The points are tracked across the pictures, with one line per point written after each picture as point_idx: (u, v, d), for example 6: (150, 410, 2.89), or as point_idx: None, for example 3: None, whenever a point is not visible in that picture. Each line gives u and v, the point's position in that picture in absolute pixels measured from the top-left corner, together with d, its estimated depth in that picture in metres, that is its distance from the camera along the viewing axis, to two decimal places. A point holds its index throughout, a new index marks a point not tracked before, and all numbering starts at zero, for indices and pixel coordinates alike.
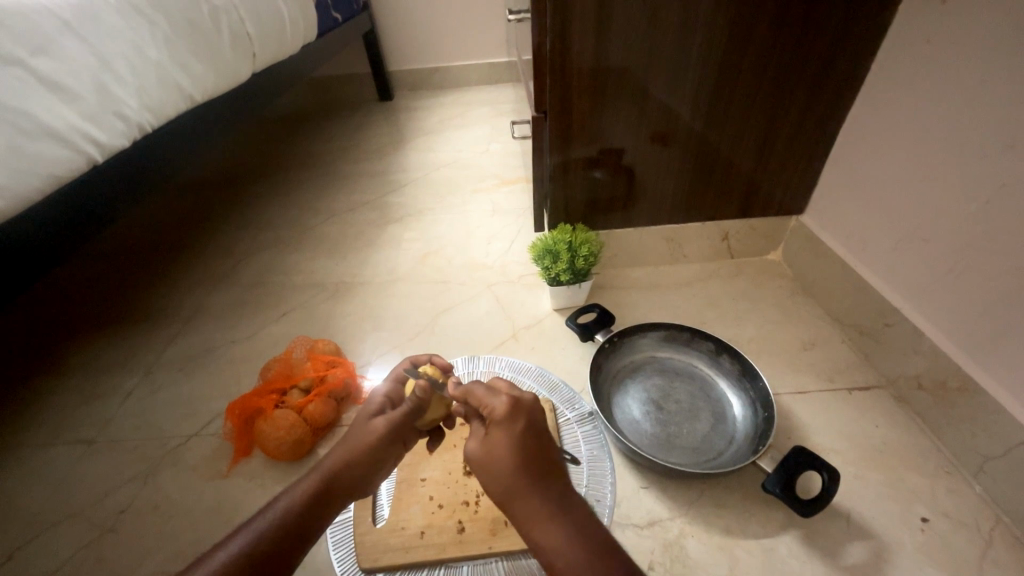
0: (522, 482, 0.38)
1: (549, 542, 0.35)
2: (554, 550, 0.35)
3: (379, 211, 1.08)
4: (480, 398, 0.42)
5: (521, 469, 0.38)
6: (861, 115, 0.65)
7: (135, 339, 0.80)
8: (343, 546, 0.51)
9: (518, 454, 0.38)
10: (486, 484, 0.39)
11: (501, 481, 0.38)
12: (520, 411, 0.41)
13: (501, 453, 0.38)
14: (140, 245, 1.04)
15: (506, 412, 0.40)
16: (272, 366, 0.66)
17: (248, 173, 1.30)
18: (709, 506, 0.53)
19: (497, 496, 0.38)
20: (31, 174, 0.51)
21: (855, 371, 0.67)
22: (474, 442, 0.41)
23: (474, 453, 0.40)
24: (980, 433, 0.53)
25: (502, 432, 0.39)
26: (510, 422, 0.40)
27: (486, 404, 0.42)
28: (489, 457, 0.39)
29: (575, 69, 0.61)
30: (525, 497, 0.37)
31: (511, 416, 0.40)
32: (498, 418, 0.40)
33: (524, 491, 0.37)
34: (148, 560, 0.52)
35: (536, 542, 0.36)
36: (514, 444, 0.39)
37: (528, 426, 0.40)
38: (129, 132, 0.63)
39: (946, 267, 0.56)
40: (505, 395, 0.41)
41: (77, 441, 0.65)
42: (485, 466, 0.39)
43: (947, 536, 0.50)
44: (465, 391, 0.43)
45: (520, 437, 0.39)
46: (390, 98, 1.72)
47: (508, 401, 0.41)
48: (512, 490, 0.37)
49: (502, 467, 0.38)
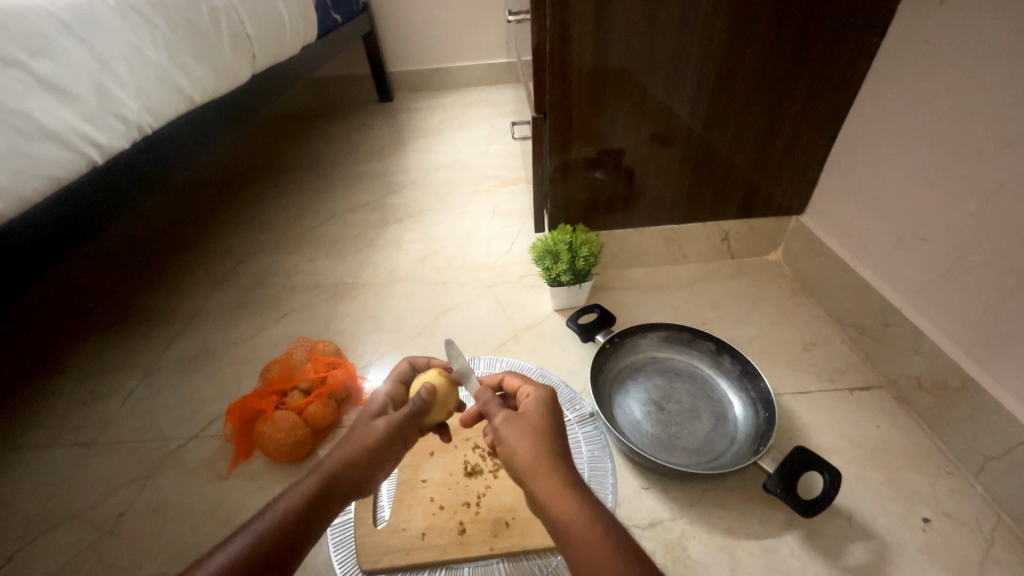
0: (555, 455, 0.37)
1: (575, 515, 0.34)
2: (580, 524, 0.33)
3: (379, 212, 1.08)
4: (518, 381, 0.45)
5: (555, 443, 0.38)
6: (860, 116, 0.65)
7: (135, 341, 0.80)
8: (343, 548, 0.51)
9: (553, 430, 0.39)
10: (511, 451, 0.38)
11: (533, 448, 0.37)
12: (558, 399, 0.43)
13: (537, 426, 0.39)
14: (140, 246, 1.04)
15: (548, 392, 0.42)
16: (273, 367, 0.66)
17: (248, 174, 1.30)
18: (710, 506, 0.53)
19: (523, 464, 0.37)
20: (31, 176, 0.50)
21: (856, 371, 0.67)
22: (504, 412, 0.40)
23: (505, 422, 0.39)
24: (980, 433, 0.53)
25: (541, 407, 0.41)
26: (550, 402, 0.42)
27: (526, 387, 0.44)
28: (525, 425, 0.39)
29: (574, 71, 0.62)
30: (556, 468, 0.36)
31: (553, 396, 0.42)
32: (538, 395, 0.42)
33: (555, 463, 0.36)
34: (148, 562, 0.52)
35: (561, 514, 0.34)
36: (552, 420, 0.40)
37: (564, 413, 0.42)
38: (129, 133, 0.63)
39: (946, 267, 0.56)
40: (544, 383, 0.44)
41: (76, 443, 0.65)
42: (518, 431, 0.38)
43: (948, 536, 0.50)
44: (504, 376, 0.47)
45: (556, 417, 0.41)
46: (389, 99, 1.72)
47: (549, 386, 0.43)
48: (543, 460, 0.36)
49: (538, 436, 0.38)
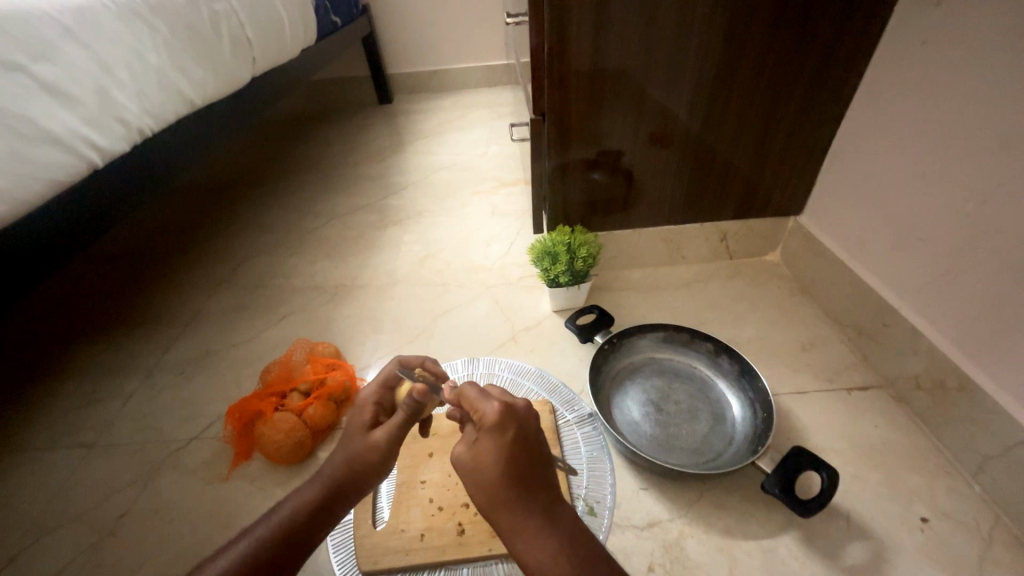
0: (510, 493, 0.37)
1: (535, 554, 0.36)
2: (540, 561, 0.35)
3: (378, 214, 1.08)
4: (472, 402, 0.40)
5: (509, 481, 0.37)
6: (858, 116, 0.65)
7: (135, 343, 0.80)
8: (342, 550, 0.51)
9: (506, 465, 0.37)
10: (470, 490, 0.38)
11: (488, 492, 0.37)
12: (512, 421, 0.38)
13: (489, 463, 0.37)
14: (140, 249, 1.04)
15: (498, 420, 0.38)
16: (272, 369, 0.66)
17: (248, 176, 1.30)
18: (709, 507, 0.53)
19: (480, 502, 0.38)
20: (33, 180, 0.51)
21: (854, 371, 0.67)
22: (462, 447, 0.39)
23: (460, 461, 0.38)
24: (978, 433, 0.53)
25: (492, 441, 0.37)
26: (502, 432, 0.38)
27: (478, 409, 0.39)
28: (476, 466, 0.37)
29: (572, 72, 0.62)
30: (511, 510, 0.37)
31: (502, 425, 0.38)
32: (489, 425, 0.38)
33: (510, 504, 0.37)
34: (148, 563, 0.52)
35: (521, 553, 0.36)
36: (504, 452, 0.37)
37: (518, 435, 0.38)
38: (129, 137, 0.63)
39: (944, 267, 0.57)
40: (496, 401, 0.39)
41: (76, 445, 0.65)
42: (469, 469, 0.38)
43: (947, 536, 0.50)
44: (458, 393, 0.41)
45: (510, 447, 0.37)
46: (389, 101, 1.72)
47: (500, 408, 0.38)
48: (497, 502, 0.37)
49: (491, 477, 0.37)
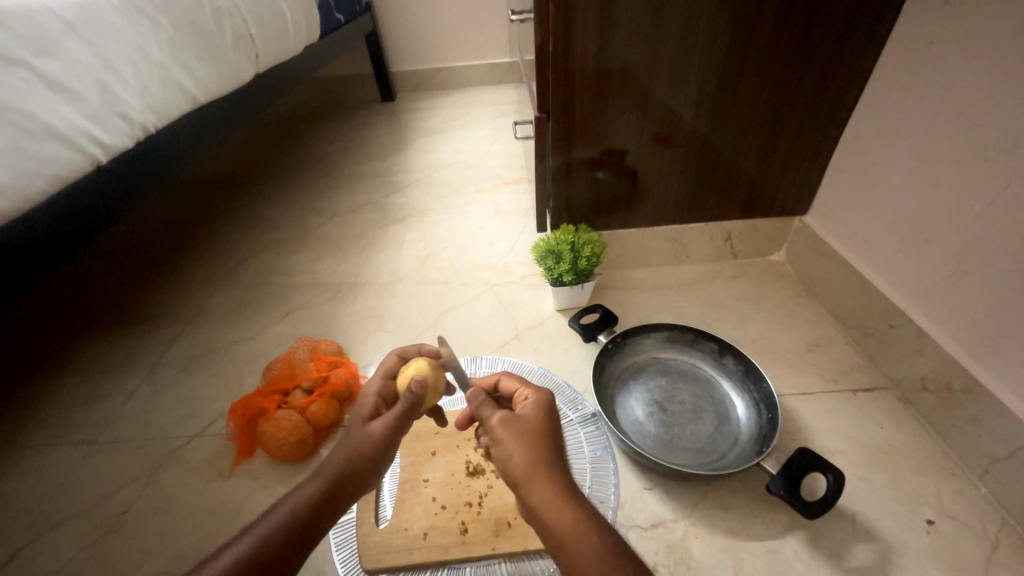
0: (553, 458, 0.36)
1: (570, 523, 0.33)
2: (581, 532, 0.33)
3: (381, 212, 1.08)
4: (514, 383, 0.45)
5: (553, 447, 0.37)
6: (865, 116, 0.65)
7: (137, 340, 0.80)
8: (344, 548, 0.51)
9: (549, 433, 0.38)
10: (507, 451, 0.37)
11: (528, 451, 0.36)
12: (554, 402, 0.42)
13: (534, 427, 0.38)
14: (142, 246, 1.03)
15: (544, 394, 0.42)
16: (275, 366, 0.66)
17: (250, 174, 1.30)
18: (713, 507, 0.53)
19: (519, 465, 0.36)
20: (36, 176, 0.51)
21: (859, 372, 0.66)
22: (501, 412, 0.39)
23: (502, 424, 0.38)
24: (985, 435, 0.53)
25: (538, 407, 0.40)
26: (547, 403, 0.41)
27: (522, 388, 0.43)
28: (520, 426, 0.38)
29: (577, 71, 0.62)
30: (552, 475, 0.35)
31: (549, 397, 0.42)
32: (538, 399, 0.41)
33: (551, 468, 0.36)
34: (150, 561, 0.52)
35: (560, 524, 0.33)
36: (547, 420, 0.39)
37: (559, 412, 0.41)
38: (132, 133, 0.63)
39: (951, 268, 0.56)
40: (543, 386, 0.43)
41: (78, 442, 0.65)
42: (513, 430, 0.38)
43: (953, 538, 0.50)
44: (498, 377, 0.46)
45: (553, 417, 0.40)
46: (392, 99, 1.72)
47: (547, 390, 0.43)
48: (540, 464, 0.36)
49: (537, 438, 0.37)
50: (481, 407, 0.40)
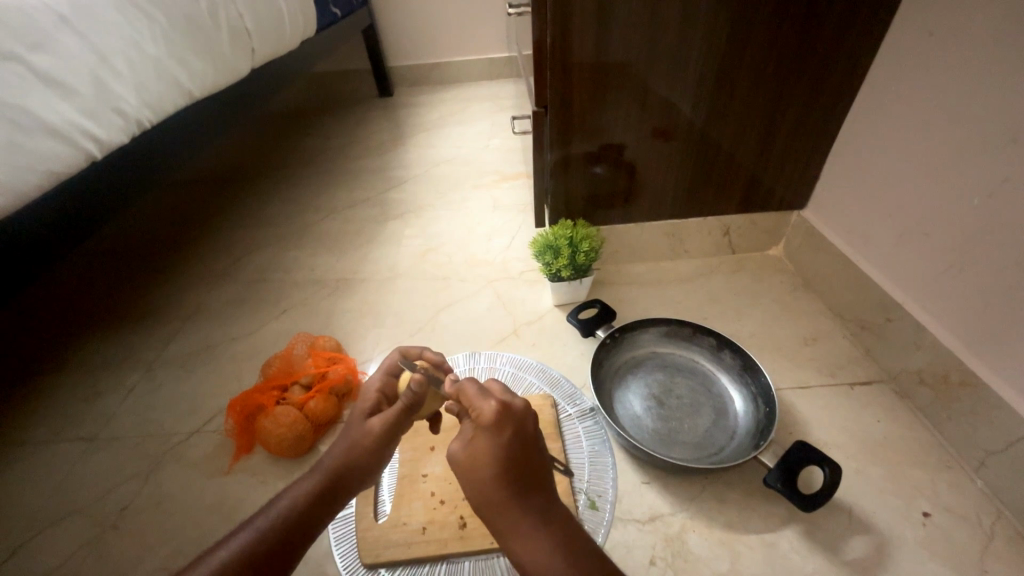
0: (506, 492, 0.37)
1: (529, 558, 0.35)
2: (534, 564, 0.35)
3: (379, 208, 1.08)
4: (470, 399, 0.40)
5: (505, 480, 0.37)
6: (864, 108, 0.64)
7: (135, 337, 0.80)
8: (344, 543, 0.51)
9: (500, 465, 0.37)
10: (464, 489, 0.38)
11: (481, 491, 0.37)
12: (509, 420, 0.39)
13: (483, 462, 0.37)
14: (139, 243, 1.03)
15: (493, 419, 0.38)
16: (273, 363, 0.66)
17: (247, 170, 1.29)
18: (710, 501, 0.53)
19: (475, 501, 0.37)
20: (31, 172, 0.50)
21: (856, 366, 0.67)
22: (455, 446, 0.39)
23: (454, 460, 0.38)
24: (981, 428, 0.53)
25: (486, 438, 0.38)
26: (499, 429, 0.38)
27: (474, 407, 0.40)
28: (469, 466, 0.37)
29: (575, 64, 0.61)
30: (506, 510, 0.36)
31: (500, 424, 0.38)
32: (484, 424, 0.38)
33: (504, 503, 0.36)
34: (150, 556, 0.53)
35: (517, 556, 0.35)
36: (498, 451, 0.37)
37: (516, 433, 0.39)
38: (127, 128, 0.62)
39: (949, 261, 0.56)
40: (494, 400, 0.39)
41: (77, 439, 0.65)
42: (464, 468, 0.38)
43: (948, 531, 0.50)
44: (457, 390, 0.42)
45: (505, 446, 0.37)
46: (389, 94, 1.71)
47: (497, 407, 0.39)
48: (492, 502, 0.37)
49: (486, 475, 0.37)
50: (460, 415, 0.41)
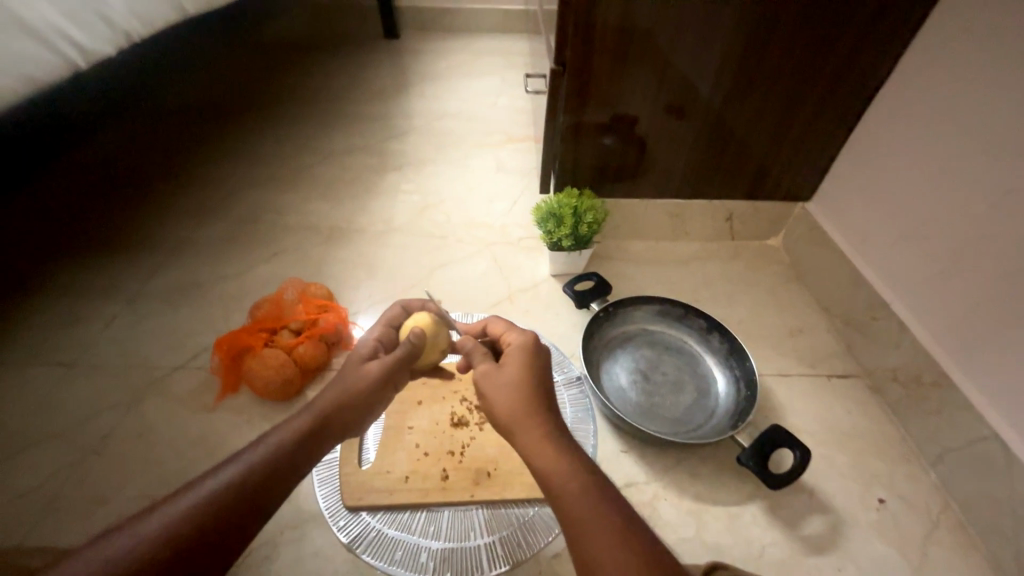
0: (532, 402, 0.40)
1: (550, 468, 0.36)
2: (552, 468, 0.36)
3: (377, 157, 1.04)
4: (501, 330, 0.49)
5: (532, 392, 0.40)
6: (886, 104, 0.63)
7: (116, 266, 0.77)
8: (327, 485, 0.52)
9: (529, 379, 0.41)
10: (494, 403, 0.41)
11: (512, 401, 0.40)
12: (539, 346, 0.45)
13: (515, 373, 0.42)
14: (120, 167, 0.98)
15: (527, 341, 0.45)
16: (261, 306, 0.64)
17: (239, 102, 1.22)
18: (683, 473, 0.56)
19: (502, 410, 0.40)
20: (6, 75, 0.46)
21: (836, 360, 0.69)
22: (485, 365, 0.44)
23: (486, 374, 0.43)
24: (945, 427, 0.56)
25: (520, 355, 0.43)
26: (530, 349, 0.44)
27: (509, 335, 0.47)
28: (501, 378, 0.42)
29: (599, 24, 0.58)
30: (530, 419, 0.39)
31: (533, 345, 0.45)
32: (520, 344, 0.45)
33: (530, 411, 0.39)
34: (133, 483, 0.53)
35: (536, 463, 0.37)
36: (529, 366, 0.43)
37: (545, 357, 0.45)
38: (116, 40, 0.58)
39: (942, 268, 0.57)
40: (527, 331, 0.47)
41: (55, 364, 0.64)
42: (495, 380, 0.42)
43: (899, 517, 0.54)
44: (487, 324, 0.50)
45: (535, 364, 0.43)
46: (395, 37, 1.61)
47: (531, 335, 0.46)
48: (519, 409, 0.39)
49: (517, 384, 0.41)
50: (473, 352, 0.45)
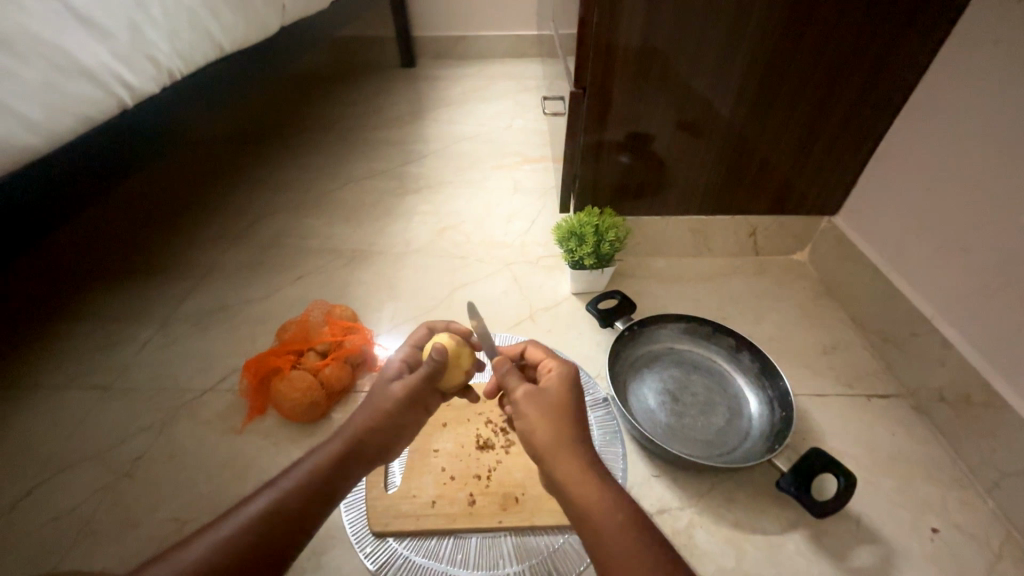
0: (576, 433, 0.39)
1: (598, 500, 0.36)
2: (597, 506, 0.35)
3: (397, 181, 1.06)
4: (542, 354, 0.47)
5: (576, 422, 0.40)
6: (913, 116, 0.62)
7: (149, 292, 0.80)
8: (354, 509, 0.52)
9: (573, 406, 0.41)
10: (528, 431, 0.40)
11: (555, 428, 0.39)
12: (580, 377, 0.45)
13: (560, 401, 0.41)
14: (153, 196, 1.02)
15: (569, 370, 0.44)
16: (289, 328, 0.65)
17: (265, 131, 1.27)
18: (720, 498, 0.53)
19: (543, 437, 0.39)
20: (64, 114, 0.49)
21: (875, 379, 0.66)
22: (525, 388, 0.42)
23: (525, 397, 0.41)
24: (1000, 449, 0.53)
25: (563, 384, 0.43)
26: (574, 381, 0.43)
27: (549, 359, 0.46)
28: (544, 402, 0.41)
29: (619, 47, 0.59)
30: (576, 451, 0.38)
31: (575, 375, 0.44)
32: (562, 369, 0.44)
33: (575, 444, 0.38)
34: (164, 507, 0.53)
35: (583, 497, 0.36)
36: (572, 398, 0.42)
37: (585, 390, 0.44)
38: (160, 78, 0.61)
39: (986, 281, 0.55)
40: (569, 358, 0.46)
41: (91, 387, 0.66)
42: (537, 405, 0.41)
43: (957, 548, 0.50)
44: (525, 346, 0.49)
45: (579, 394, 0.42)
46: (412, 65, 1.67)
47: (573, 362, 0.46)
48: (563, 439, 0.39)
49: (561, 411, 0.40)
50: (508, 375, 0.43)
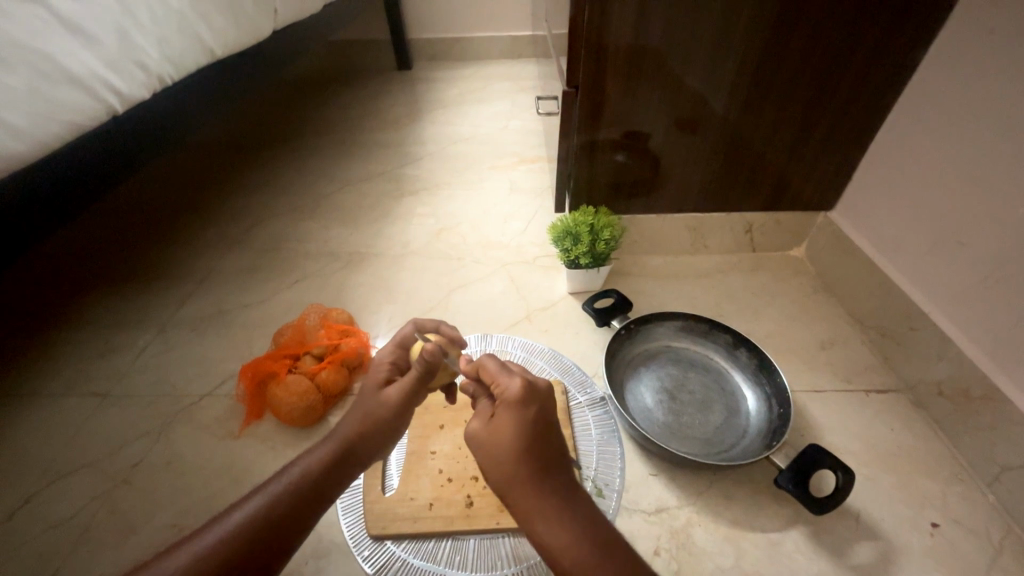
0: (527, 469, 0.37)
1: (553, 540, 0.35)
2: (554, 544, 0.35)
3: (394, 183, 1.06)
4: (493, 374, 0.42)
5: (526, 456, 0.38)
6: (908, 110, 0.62)
7: (147, 297, 0.80)
8: (351, 513, 0.52)
9: (523, 438, 0.38)
10: (487, 467, 0.39)
11: (505, 466, 0.38)
12: (534, 399, 0.41)
13: (506, 436, 0.38)
14: (150, 202, 1.02)
15: (517, 396, 0.40)
16: (286, 332, 0.65)
17: (261, 136, 1.27)
18: (718, 497, 0.53)
19: (496, 476, 0.38)
20: (51, 121, 0.49)
21: (874, 374, 0.66)
22: (479, 421, 0.40)
23: (477, 433, 0.40)
24: (999, 443, 0.53)
25: (509, 415, 0.39)
26: (524, 408, 0.40)
27: (499, 383, 0.42)
28: (492, 438, 0.39)
29: (610, 46, 0.59)
30: (528, 488, 0.37)
31: (523, 401, 0.40)
32: (509, 397, 0.40)
33: (526, 480, 0.37)
34: (161, 513, 0.53)
35: (539, 536, 0.36)
36: (520, 429, 0.39)
37: (540, 412, 0.40)
38: (150, 84, 0.61)
39: (982, 274, 0.55)
40: (519, 377, 0.42)
41: (88, 394, 0.66)
42: (487, 443, 0.39)
43: (957, 543, 0.50)
44: (479, 365, 0.44)
45: (529, 422, 0.39)
46: (408, 68, 1.67)
47: (523, 383, 0.41)
48: (514, 477, 0.37)
49: (508, 447, 0.38)
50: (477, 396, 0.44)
